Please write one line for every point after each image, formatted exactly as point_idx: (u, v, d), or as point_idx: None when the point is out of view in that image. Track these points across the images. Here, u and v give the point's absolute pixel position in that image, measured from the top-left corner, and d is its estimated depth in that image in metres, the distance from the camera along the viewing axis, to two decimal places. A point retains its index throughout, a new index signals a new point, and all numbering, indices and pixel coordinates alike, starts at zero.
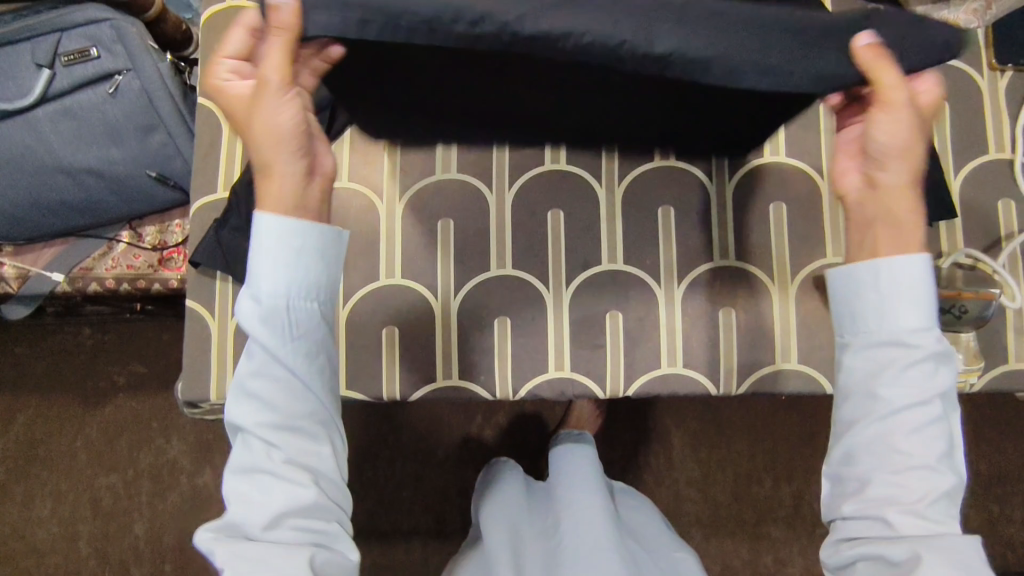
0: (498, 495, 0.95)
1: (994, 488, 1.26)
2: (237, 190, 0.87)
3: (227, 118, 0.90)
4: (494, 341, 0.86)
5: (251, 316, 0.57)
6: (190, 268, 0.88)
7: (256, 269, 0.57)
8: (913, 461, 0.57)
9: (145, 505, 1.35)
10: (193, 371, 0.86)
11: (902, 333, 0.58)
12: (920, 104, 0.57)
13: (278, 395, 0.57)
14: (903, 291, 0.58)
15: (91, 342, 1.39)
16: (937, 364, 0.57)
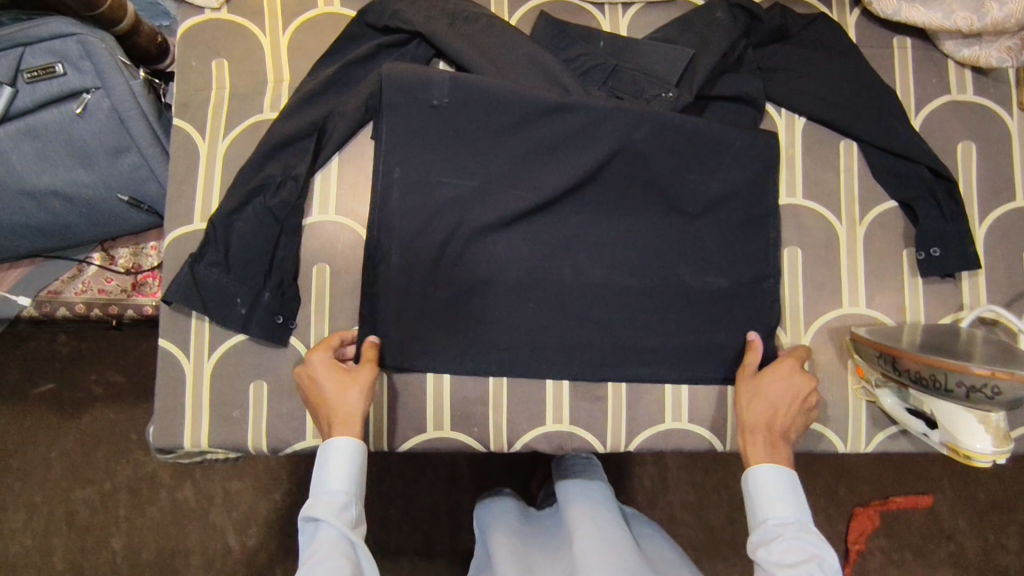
0: (496, 527, 0.87)
1: (994, 518, 1.22)
2: (213, 223, 0.80)
3: (205, 142, 0.84)
4: (489, 389, 0.81)
5: (315, 497, 0.66)
6: (162, 305, 0.82)
7: (314, 475, 0.68)
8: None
9: (124, 519, 1.28)
10: (167, 414, 0.81)
11: (771, 529, 0.66)
12: (767, 395, 0.73)
13: (331, 554, 0.62)
14: (766, 494, 0.68)
15: (67, 350, 1.32)
16: (809, 545, 0.64)
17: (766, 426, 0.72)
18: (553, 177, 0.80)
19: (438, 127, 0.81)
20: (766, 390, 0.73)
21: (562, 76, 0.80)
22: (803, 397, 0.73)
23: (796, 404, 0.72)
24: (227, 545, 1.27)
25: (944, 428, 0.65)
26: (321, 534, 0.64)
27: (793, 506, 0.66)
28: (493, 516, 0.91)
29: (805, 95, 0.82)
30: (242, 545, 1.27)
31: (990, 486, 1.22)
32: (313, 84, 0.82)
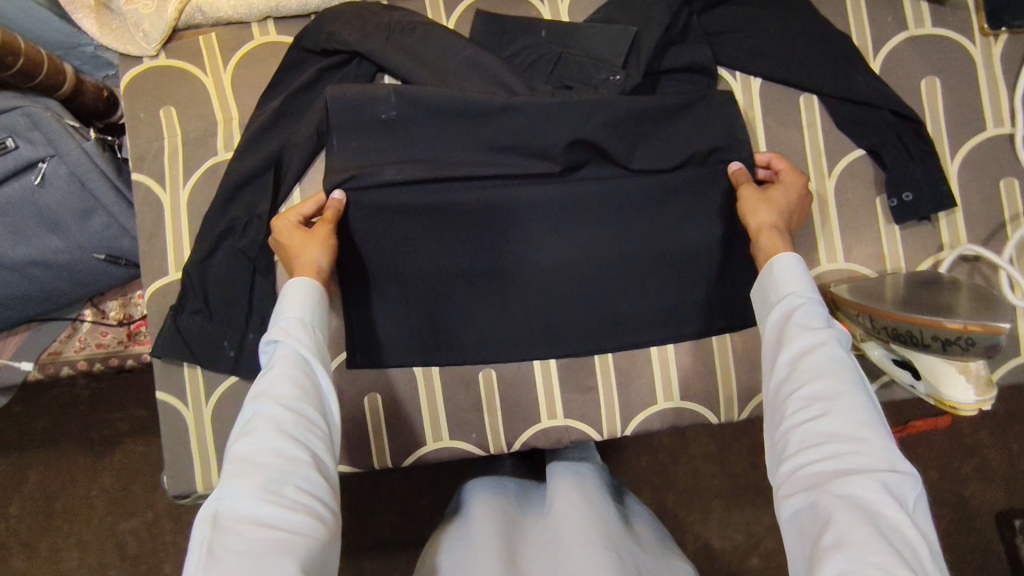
0: (482, 501, 0.77)
1: (1014, 430, 1.20)
2: (187, 272, 0.81)
3: (167, 193, 0.84)
4: (481, 394, 0.83)
5: (278, 325, 0.65)
6: (153, 359, 0.83)
7: (280, 309, 0.66)
8: (852, 417, 0.55)
9: (171, 543, 1.33)
10: (178, 463, 0.83)
11: (790, 301, 0.64)
12: (778, 203, 0.74)
13: (288, 367, 0.61)
14: (782, 280, 0.65)
15: (88, 393, 1.36)
16: (823, 315, 0.62)
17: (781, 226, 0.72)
18: (514, 176, 0.79)
19: (391, 143, 0.80)
20: (775, 198, 0.74)
21: (505, 75, 0.79)
22: (801, 207, 0.75)
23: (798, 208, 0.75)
24: None
25: (927, 382, 0.69)
26: (279, 354, 0.63)
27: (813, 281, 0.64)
28: (480, 491, 0.81)
29: (756, 55, 0.81)
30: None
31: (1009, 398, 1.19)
32: (262, 119, 0.82)
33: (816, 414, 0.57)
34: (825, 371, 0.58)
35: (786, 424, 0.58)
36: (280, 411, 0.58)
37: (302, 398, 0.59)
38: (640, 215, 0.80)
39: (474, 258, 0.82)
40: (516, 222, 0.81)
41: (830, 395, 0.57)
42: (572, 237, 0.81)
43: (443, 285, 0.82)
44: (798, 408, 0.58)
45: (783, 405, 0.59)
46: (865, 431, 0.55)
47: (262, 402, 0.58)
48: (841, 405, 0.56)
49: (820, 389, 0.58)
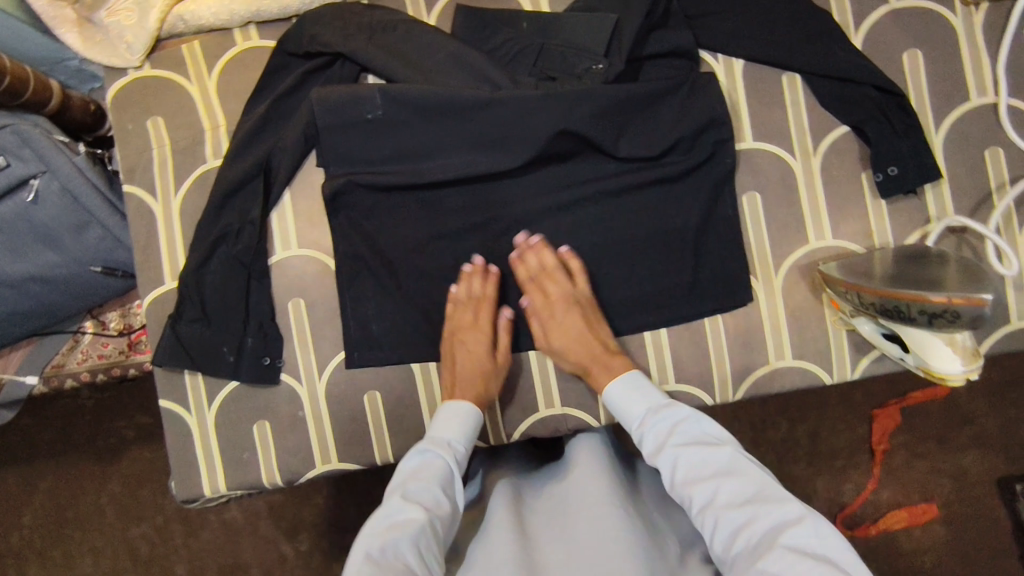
0: (497, 501, 0.74)
1: (1010, 396, 1.22)
2: (184, 280, 0.82)
3: (159, 202, 0.85)
4: None
5: (443, 441, 0.73)
6: (155, 367, 0.84)
7: (435, 425, 0.75)
8: (734, 493, 0.64)
9: (183, 546, 1.35)
10: (185, 468, 0.84)
11: (635, 432, 0.72)
12: (551, 330, 0.80)
13: (427, 476, 0.69)
14: (624, 405, 0.74)
15: (93, 403, 1.37)
16: (667, 422, 0.70)
17: (588, 357, 0.78)
18: (501, 169, 0.80)
19: (381, 142, 0.81)
20: (561, 326, 0.79)
21: (488, 69, 0.79)
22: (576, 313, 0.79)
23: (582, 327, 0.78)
24: (282, 553, 1.34)
25: (917, 354, 0.70)
26: (433, 461, 0.70)
27: (654, 397, 0.73)
28: (495, 489, 0.76)
29: (737, 37, 0.81)
30: (295, 551, 1.34)
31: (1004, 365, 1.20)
32: (250, 124, 0.82)
33: (724, 537, 0.63)
34: (712, 485, 0.65)
35: (712, 542, 0.64)
36: (423, 519, 0.64)
37: (432, 512, 0.66)
38: (626, 202, 0.81)
39: (466, 253, 0.83)
40: (507, 215, 0.82)
41: (714, 495, 0.65)
42: (562, 227, 0.82)
43: (437, 282, 0.83)
44: (702, 522, 0.65)
45: (693, 521, 0.66)
46: (752, 505, 0.63)
47: (408, 505, 0.65)
48: (724, 498, 0.64)
49: (705, 494, 0.65)
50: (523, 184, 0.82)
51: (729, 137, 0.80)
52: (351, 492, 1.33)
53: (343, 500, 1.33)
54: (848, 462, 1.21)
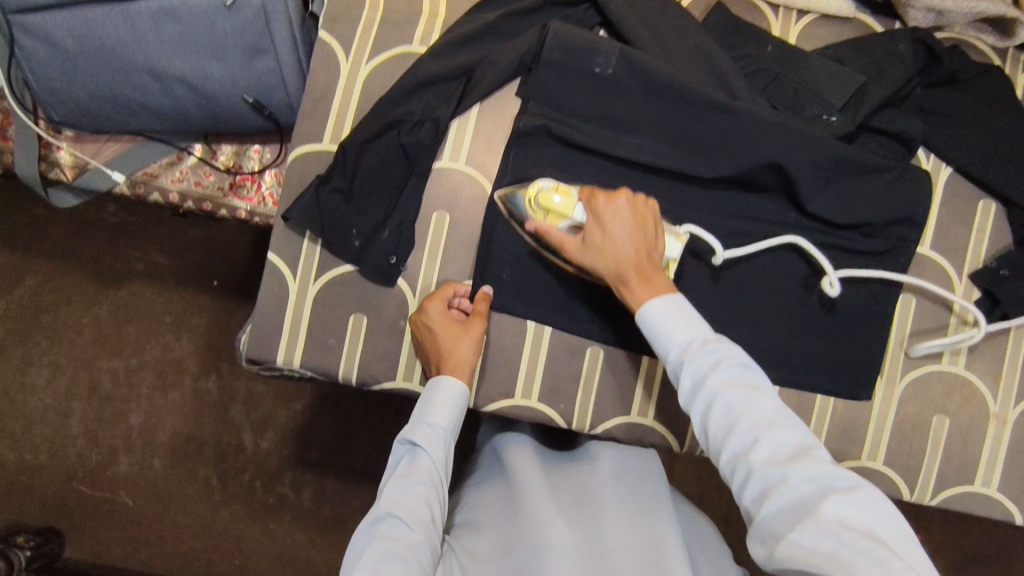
0: (520, 465, 0.82)
1: (975, 569, 1.25)
2: (345, 148, 0.79)
3: (349, 63, 0.81)
4: (583, 369, 0.83)
5: (418, 428, 0.73)
6: (278, 219, 0.81)
7: (418, 414, 0.75)
8: (774, 451, 0.59)
9: (145, 398, 1.29)
10: (259, 328, 0.81)
11: (674, 359, 0.65)
12: (593, 227, 0.72)
13: (400, 478, 0.71)
14: (667, 327, 0.66)
15: (113, 221, 1.31)
16: (713, 355, 0.63)
17: (632, 263, 0.70)
18: (696, 175, 0.79)
19: (594, 99, 0.79)
20: (600, 246, 0.71)
21: (729, 73, 0.78)
22: (644, 222, 0.72)
23: (637, 236, 0.71)
24: (240, 442, 1.29)
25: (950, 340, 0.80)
26: (419, 461, 0.72)
27: (694, 325, 0.66)
28: (514, 456, 0.84)
29: (959, 147, 0.81)
30: (254, 446, 1.29)
31: (988, 540, 1.24)
32: (472, 27, 0.79)
33: (754, 492, 0.58)
34: (733, 417, 0.61)
35: (735, 491, 0.60)
36: (418, 536, 0.66)
37: (414, 512, 0.68)
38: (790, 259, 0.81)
39: None
40: (677, 220, 0.80)
41: (750, 447, 0.59)
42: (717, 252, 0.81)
43: None
44: (732, 471, 0.60)
45: (729, 479, 0.61)
46: (789, 466, 0.57)
47: (390, 510, 0.67)
48: (749, 421, 0.60)
49: (743, 443, 0.60)
50: (702, 196, 0.81)
51: (914, 240, 0.81)
52: (331, 409, 1.28)
53: (320, 414, 1.28)
54: None
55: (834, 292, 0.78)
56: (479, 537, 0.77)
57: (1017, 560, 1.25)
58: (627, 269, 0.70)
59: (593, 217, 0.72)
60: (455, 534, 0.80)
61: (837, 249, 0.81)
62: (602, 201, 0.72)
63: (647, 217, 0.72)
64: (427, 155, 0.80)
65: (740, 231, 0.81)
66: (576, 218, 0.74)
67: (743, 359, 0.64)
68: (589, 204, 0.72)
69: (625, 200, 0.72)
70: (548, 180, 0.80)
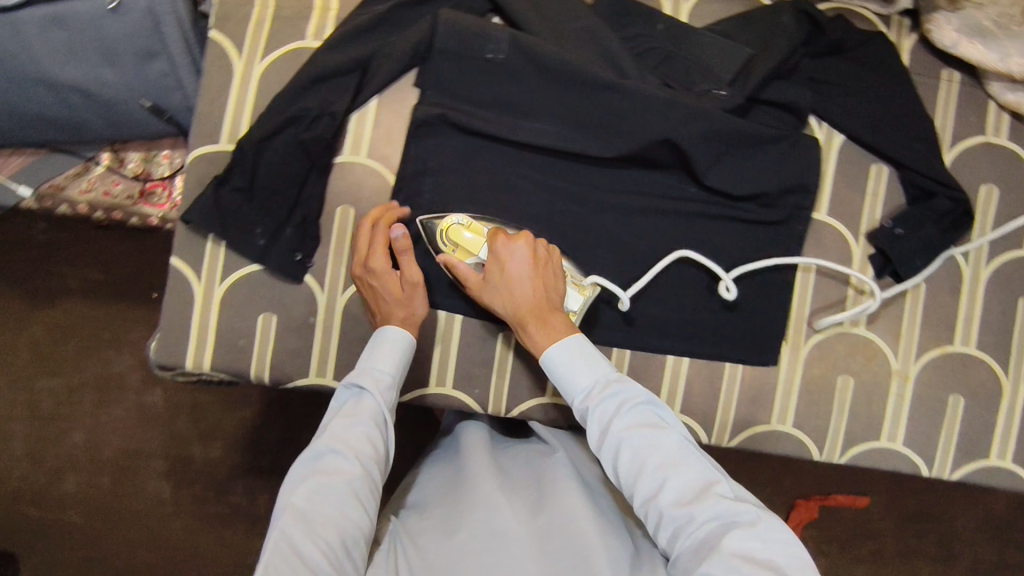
0: (472, 449, 0.84)
1: (918, 525, 1.29)
2: (242, 147, 0.78)
3: (241, 62, 0.81)
4: (496, 353, 0.84)
5: (367, 371, 0.72)
6: (179, 223, 0.80)
7: (363, 361, 0.74)
8: (680, 492, 0.64)
9: (88, 416, 1.27)
10: (169, 333, 0.81)
11: (579, 406, 0.70)
12: (493, 268, 0.73)
13: (344, 418, 0.70)
14: (570, 374, 0.71)
15: (44, 240, 1.28)
16: (614, 400, 0.68)
17: (528, 308, 0.72)
18: (595, 155, 0.80)
19: (488, 85, 0.80)
20: (498, 287, 0.73)
21: (618, 53, 0.79)
22: (543, 264, 0.74)
23: (536, 277, 0.72)
24: (189, 454, 1.27)
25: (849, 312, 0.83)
26: (364, 404, 0.71)
27: (595, 369, 0.70)
28: (467, 440, 0.86)
29: (848, 114, 0.83)
30: (203, 456, 1.27)
31: (927, 494, 1.28)
32: (363, 20, 0.80)
33: (667, 531, 0.64)
34: (640, 461, 0.66)
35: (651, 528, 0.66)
36: (358, 471, 0.67)
37: (357, 451, 0.68)
38: (695, 233, 0.83)
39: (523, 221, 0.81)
40: (580, 200, 0.82)
41: (657, 490, 0.65)
42: (621, 230, 0.82)
43: None
44: (644, 512, 0.66)
45: (644, 517, 0.67)
46: (693, 505, 0.63)
47: (332, 449, 0.67)
48: (655, 464, 0.65)
49: (650, 486, 0.65)
50: (603, 175, 0.82)
51: (809, 207, 0.83)
52: (279, 413, 1.27)
53: (269, 421, 1.26)
54: None
55: (725, 296, 0.80)
56: (421, 517, 0.78)
57: (950, 515, 1.29)
58: (524, 315, 0.72)
59: (493, 257, 0.73)
60: (402, 515, 0.80)
61: (738, 220, 0.83)
62: (502, 242, 0.73)
63: (543, 255, 0.74)
64: (326, 149, 0.80)
65: (642, 208, 0.82)
66: (482, 255, 0.75)
67: (642, 398, 0.69)
68: (489, 244, 0.73)
69: (520, 239, 0.73)
70: (449, 169, 0.81)
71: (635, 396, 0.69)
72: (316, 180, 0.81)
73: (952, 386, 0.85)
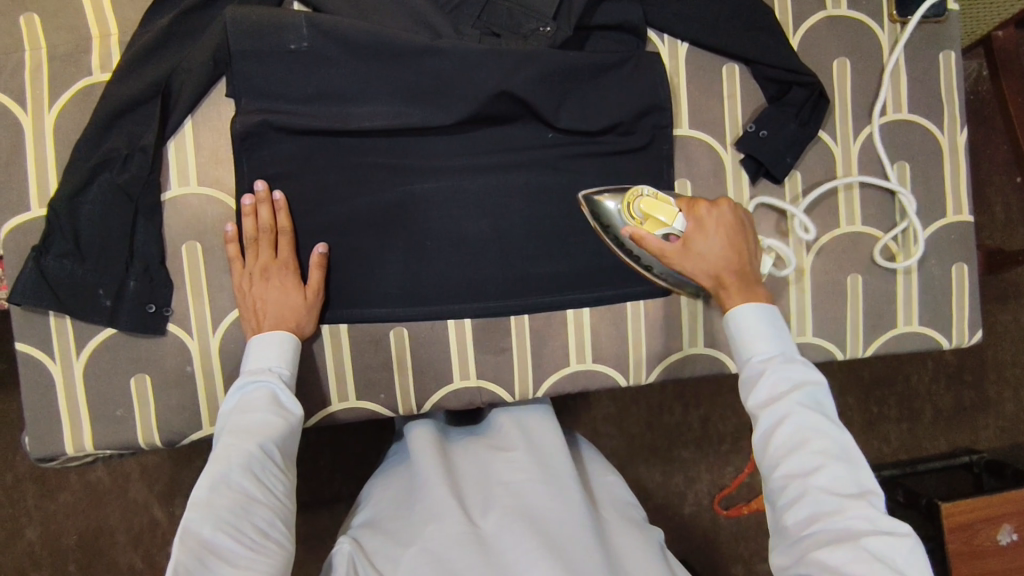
0: (423, 450, 0.77)
1: (876, 393, 1.32)
2: (53, 209, 0.71)
3: (28, 115, 0.73)
4: (392, 354, 0.79)
5: (261, 368, 0.69)
6: (10, 305, 0.73)
7: (249, 357, 0.70)
8: (834, 482, 0.58)
9: (34, 508, 1.14)
10: (40, 424, 0.74)
11: (753, 366, 0.65)
12: (694, 233, 0.67)
13: (243, 410, 0.65)
14: (751, 332, 0.65)
15: None
16: (795, 372, 0.63)
17: (731, 271, 0.67)
18: (436, 125, 0.75)
19: (303, 79, 0.74)
20: (700, 250, 0.67)
21: (430, 14, 0.75)
22: (741, 231, 0.68)
23: (737, 241, 0.67)
24: (152, 518, 1.16)
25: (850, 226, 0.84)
26: (271, 396, 0.67)
27: (781, 342, 0.65)
28: (417, 441, 0.79)
29: (683, 20, 0.80)
30: (170, 516, 1.17)
31: (875, 362, 1.30)
32: (148, 38, 0.72)
33: (799, 515, 0.58)
34: (800, 438, 0.60)
35: (779, 517, 0.60)
36: (253, 449, 0.62)
37: (259, 435, 0.63)
38: (563, 179, 0.79)
39: (382, 211, 0.77)
40: (437, 173, 0.77)
41: (811, 474, 0.59)
42: (491, 193, 0.78)
43: (349, 240, 0.77)
44: (782, 488, 0.60)
45: (773, 497, 0.61)
46: (846, 499, 0.57)
47: (234, 439, 0.62)
48: (815, 443, 0.60)
49: (802, 465, 0.59)
50: (453, 142, 0.78)
51: (669, 124, 0.80)
52: None
53: None
54: (732, 446, 1.25)
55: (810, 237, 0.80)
56: (376, 525, 0.74)
57: (900, 376, 1.33)
58: (717, 272, 0.67)
59: (693, 223, 0.68)
60: (357, 529, 0.75)
61: (605, 154, 0.80)
62: (708, 208, 0.68)
63: (745, 223, 0.69)
64: (150, 187, 0.74)
65: (503, 166, 0.78)
66: (674, 226, 0.68)
67: (825, 383, 0.64)
68: (691, 212, 0.68)
69: (715, 206, 0.68)
70: (287, 176, 0.75)
71: (817, 376, 0.64)
72: (150, 223, 0.74)
73: (849, 266, 0.85)
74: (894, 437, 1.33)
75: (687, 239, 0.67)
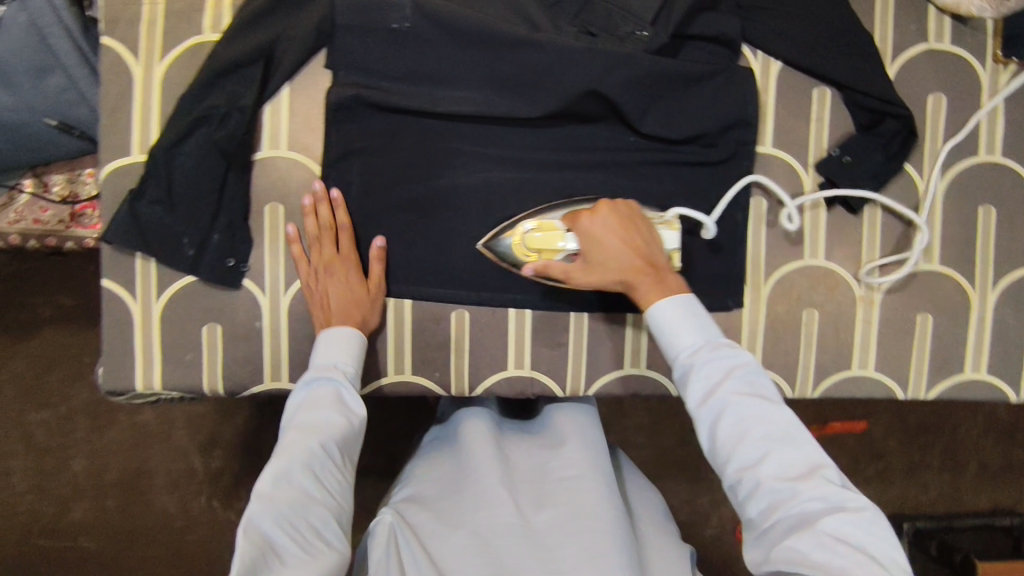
0: (472, 438, 0.79)
1: (919, 441, 1.28)
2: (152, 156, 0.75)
3: (140, 65, 0.77)
4: (451, 334, 0.81)
5: (328, 364, 0.72)
6: (101, 243, 0.77)
7: (317, 352, 0.72)
8: (784, 466, 0.59)
9: (84, 441, 1.20)
10: (114, 357, 0.78)
11: (683, 362, 0.66)
12: (591, 246, 0.70)
13: (309, 412, 0.68)
14: (673, 328, 0.67)
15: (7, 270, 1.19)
16: (728, 360, 0.64)
17: (634, 270, 0.69)
18: (522, 116, 0.76)
19: (400, 58, 0.76)
20: (601, 261, 0.70)
21: (530, 7, 0.77)
22: (635, 233, 0.71)
23: (626, 238, 0.70)
24: (191, 465, 1.20)
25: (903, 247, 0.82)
26: (338, 398, 0.70)
27: (705, 336, 0.66)
28: (467, 429, 0.81)
29: (780, 38, 0.80)
30: (206, 467, 1.20)
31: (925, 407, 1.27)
32: (259, 3, 0.75)
33: (760, 505, 0.59)
34: (743, 425, 0.61)
35: (739, 505, 0.61)
36: (317, 448, 0.65)
37: (322, 434, 0.66)
38: (639, 184, 0.79)
39: (459, 193, 0.78)
40: (515, 164, 0.79)
41: (758, 459, 0.60)
42: (566, 188, 0.79)
43: (422, 219, 0.79)
44: (737, 480, 0.61)
45: (730, 488, 0.62)
46: (800, 481, 0.58)
47: (303, 438, 0.65)
48: (759, 430, 0.61)
49: (751, 454, 0.60)
50: (535, 134, 0.79)
51: (752, 141, 0.80)
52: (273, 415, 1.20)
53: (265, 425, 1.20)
54: None
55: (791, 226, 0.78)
56: (420, 502, 0.76)
57: (948, 426, 1.29)
58: (639, 276, 0.70)
59: (581, 235, 0.71)
60: (398, 502, 0.77)
61: (684, 163, 0.80)
62: (608, 212, 0.71)
63: (637, 219, 0.72)
64: (243, 146, 0.77)
65: (582, 163, 0.79)
66: (569, 246, 0.72)
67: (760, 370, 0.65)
68: (575, 224, 0.71)
69: (630, 211, 0.72)
70: (373, 150, 0.77)
71: (750, 363, 0.65)
72: (238, 181, 0.77)
73: (919, 305, 0.83)
74: (935, 487, 1.29)
75: (585, 256, 0.71)
